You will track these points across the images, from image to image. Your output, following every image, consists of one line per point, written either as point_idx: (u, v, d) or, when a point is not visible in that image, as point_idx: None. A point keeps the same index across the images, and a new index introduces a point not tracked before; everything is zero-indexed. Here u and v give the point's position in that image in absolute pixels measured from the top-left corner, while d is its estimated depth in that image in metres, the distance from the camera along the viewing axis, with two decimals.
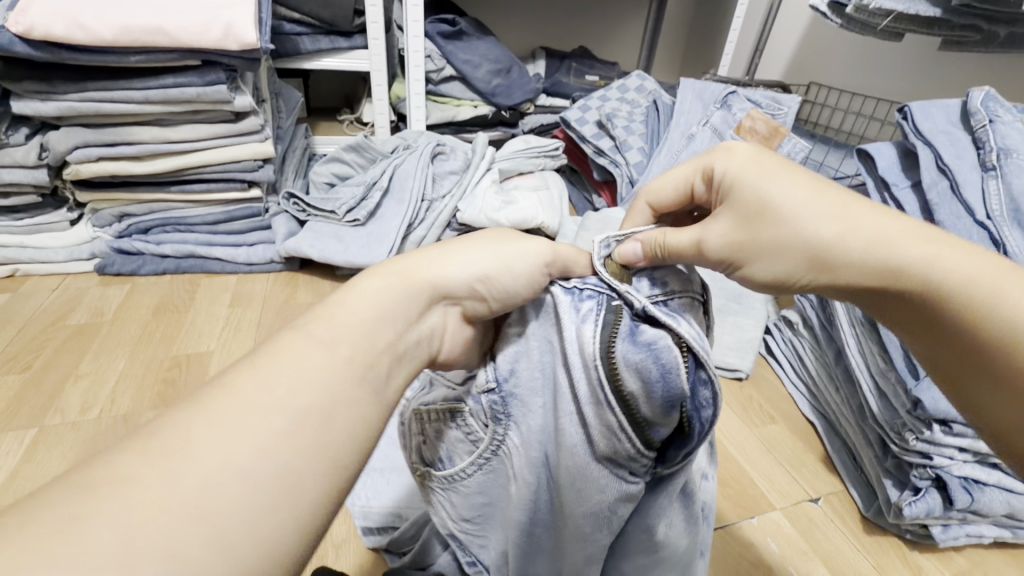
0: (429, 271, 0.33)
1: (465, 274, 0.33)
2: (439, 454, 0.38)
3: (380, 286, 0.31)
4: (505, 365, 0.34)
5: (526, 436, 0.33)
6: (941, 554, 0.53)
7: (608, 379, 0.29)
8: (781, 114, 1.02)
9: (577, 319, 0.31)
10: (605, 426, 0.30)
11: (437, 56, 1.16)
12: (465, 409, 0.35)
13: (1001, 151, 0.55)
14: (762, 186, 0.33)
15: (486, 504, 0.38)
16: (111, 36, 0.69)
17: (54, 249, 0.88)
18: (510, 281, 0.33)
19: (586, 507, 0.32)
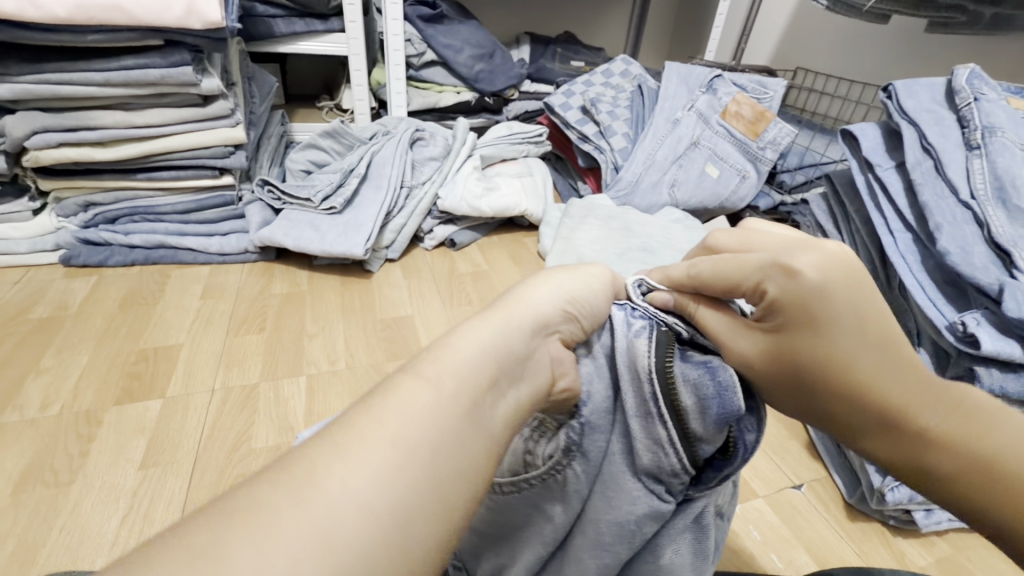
0: (523, 304, 0.33)
1: (557, 300, 0.34)
2: None
3: (484, 322, 0.30)
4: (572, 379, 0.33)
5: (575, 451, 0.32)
6: (924, 540, 0.52)
7: (663, 392, 0.30)
8: (766, 99, 1.01)
9: (631, 334, 0.32)
10: (652, 439, 0.30)
11: (417, 40, 1.12)
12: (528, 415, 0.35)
13: (986, 129, 0.54)
14: (813, 326, 0.29)
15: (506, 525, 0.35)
16: (65, 13, 0.66)
17: (16, 239, 0.84)
18: (594, 302, 0.35)
19: (608, 519, 0.31)
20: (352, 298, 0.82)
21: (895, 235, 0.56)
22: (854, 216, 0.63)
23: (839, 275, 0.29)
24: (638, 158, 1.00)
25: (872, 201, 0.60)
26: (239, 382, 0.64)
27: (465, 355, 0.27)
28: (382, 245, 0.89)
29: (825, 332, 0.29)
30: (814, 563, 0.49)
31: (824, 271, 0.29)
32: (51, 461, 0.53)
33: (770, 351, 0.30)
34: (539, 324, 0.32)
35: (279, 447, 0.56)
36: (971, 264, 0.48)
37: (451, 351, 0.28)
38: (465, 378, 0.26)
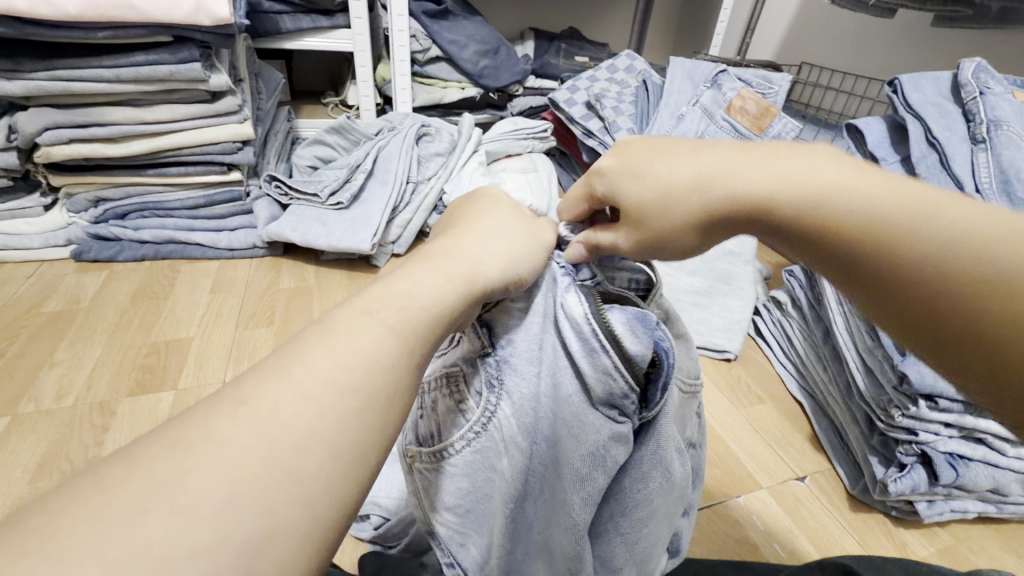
0: (475, 259, 0.31)
1: (498, 264, 0.31)
2: (432, 428, 0.35)
3: (434, 273, 0.29)
4: (501, 334, 0.33)
5: (518, 404, 0.32)
6: (926, 530, 0.53)
7: (600, 328, 0.30)
8: (772, 93, 1.01)
9: (558, 290, 0.33)
10: (600, 371, 0.30)
11: (422, 36, 1.12)
12: (461, 373, 0.34)
13: (992, 123, 0.54)
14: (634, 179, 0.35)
15: (474, 493, 0.33)
16: (77, 10, 0.66)
17: (29, 235, 0.86)
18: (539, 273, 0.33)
19: (579, 455, 0.31)
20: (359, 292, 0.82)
21: None
22: None
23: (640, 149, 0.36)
24: None
25: None
26: None
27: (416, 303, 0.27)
28: (388, 240, 0.89)
29: (649, 172, 0.34)
30: (816, 552, 0.50)
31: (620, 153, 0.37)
32: (66, 451, 0.54)
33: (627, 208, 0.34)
34: (485, 295, 0.30)
35: None
36: None
37: (405, 299, 0.27)
38: (413, 331, 0.26)
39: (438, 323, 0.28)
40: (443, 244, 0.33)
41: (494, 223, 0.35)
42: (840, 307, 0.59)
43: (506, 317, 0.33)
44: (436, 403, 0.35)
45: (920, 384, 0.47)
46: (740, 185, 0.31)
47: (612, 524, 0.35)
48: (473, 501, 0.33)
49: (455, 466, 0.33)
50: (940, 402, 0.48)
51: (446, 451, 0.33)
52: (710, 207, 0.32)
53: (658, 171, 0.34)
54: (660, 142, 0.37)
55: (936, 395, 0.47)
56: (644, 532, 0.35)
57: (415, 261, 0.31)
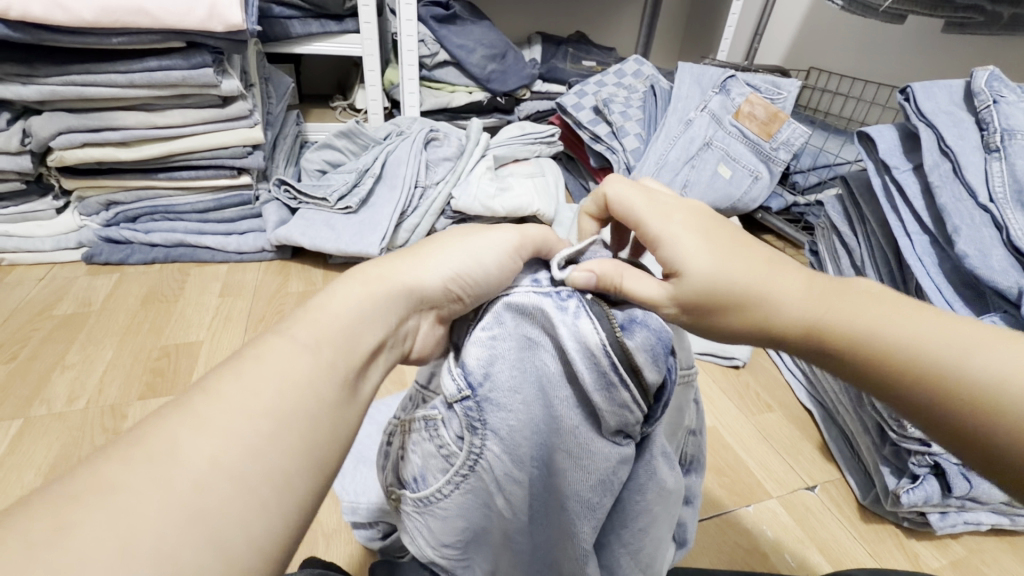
0: (405, 273, 0.32)
1: (442, 273, 0.32)
2: (413, 473, 0.35)
3: (359, 291, 0.30)
4: (477, 367, 0.31)
5: (507, 440, 0.31)
6: (938, 542, 0.53)
7: (621, 359, 0.28)
8: (780, 99, 0.99)
9: (567, 316, 0.29)
10: (618, 404, 0.29)
11: (430, 41, 1.13)
12: (437, 418, 0.33)
13: (1006, 132, 0.54)
14: (717, 261, 0.31)
15: (468, 527, 0.35)
16: (92, 16, 0.67)
17: (41, 237, 0.86)
18: (487, 281, 0.32)
19: (589, 484, 0.31)
20: None
21: (912, 237, 0.56)
22: (871, 218, 0.63)
23: (711, 229, 0.33)
24: (650, 158, 1.01)
25: (888, 203, 0.60)
26: None
27: (338, 319, 0.28)
28: (396, 244, 0.91)
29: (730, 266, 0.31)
30: (828, 563, 0.49)
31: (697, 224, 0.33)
32: (78, 454, 0.55)
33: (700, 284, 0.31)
34: (422, 302, 0.32)
35: None
36: (990, 267, 0.48)
37: (325, 315, 0.28)
38: (344, 345, 0.27)
39: (367, 333, 0.29)
40: (383, 260, 0.33)
41: (433, 241, 0.35)
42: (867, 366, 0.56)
43: (476, 348, 0.31)
44: (415, 448, 0.35)
45: None
46: (794, 305, 0.30)
47: (617, 539, 0.35)
48: (475, 529, 0.35)
49: (446, 504, 0.34)
50: None
51: (433, 496, 0.34)
52: (780, 323, 0.30)
53: (739, 264, 0.31)
54: (717, 223, 0.34)
55: None
56: (651, 542, 0.35)
57: (347, 272, 0.32)
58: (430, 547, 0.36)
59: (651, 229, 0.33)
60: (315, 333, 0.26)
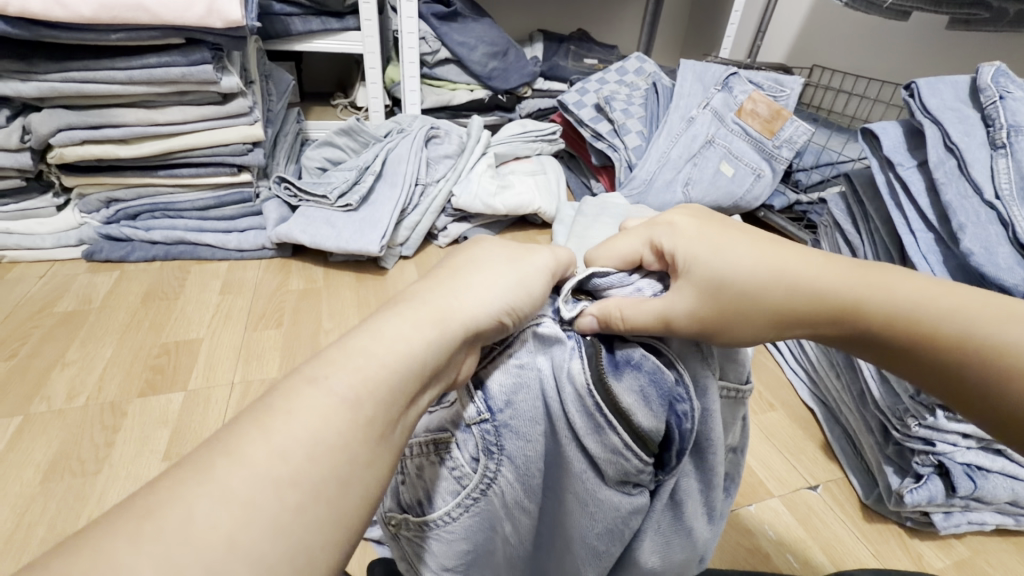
0: (454, 304, 0.28)
1: (495, 304, 0.29)
2: (423, 495, 0.33)
3: (401, 323, 0.26)
4: (499, 394, 0.30)
5: (523, 469, 0.30)
6: (942, 542, 0.52)
7: (605, 402, 0.27)
8: (783, 96, 0.99)
9: (568, 353, 0.29)
10: (610, 448, 0.28)
11: (431, 38, 1.12)
12: (453, 440, 0.31)
13: (1012, 128, 0.53)
14: (714, 254, 0.31)
15: (477, 551, 0.33)
16: (91, 13, 0.67)
17: (41, 235, 0.86)
18: (533, 304, 0.30)
19: (596, 532, 0.31)
20: (367, 294, 0.82)
21: (916, 234, 0.56)
22: (875, 216, 0.62)
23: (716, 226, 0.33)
24: (652, 156, 1.00)
25: (892, 200, 0.60)
26: (259, 376, 0.65)
27: (382, 369, 0.24)
28: (396, 242, 0.89)
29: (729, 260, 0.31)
30: (830, 563, 0.49)
31: (692, 221, 0.33)
32: (78, 451, 0.55)
33: (699, 279, 0.30)
34: (467, 334, 0.28)
35: None
36: (996, 265, 0.47)
37: (364, 358, 0.24)
38: (377, 396, 0.23)
39: (410, 379, 0.25)
40: (421, 287, 0.30)
41: (477, 260, 0.32)
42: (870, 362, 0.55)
43: (501, 375, 0.30)
44: (426, 471, 0.32)
45: None
46: (824, 283, 0.29)
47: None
48: (482, 555, 0.33)
49: (454, 530, 0.31)
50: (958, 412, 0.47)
51: (442, 519, 0.32)
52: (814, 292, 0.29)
53: (737, 256, 0.31)
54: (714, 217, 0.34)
55: None
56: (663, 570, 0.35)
57: (394, 304, 0.28)
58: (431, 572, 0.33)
59: (642, 234, 0.34)
60: (351, 386, 0.23)
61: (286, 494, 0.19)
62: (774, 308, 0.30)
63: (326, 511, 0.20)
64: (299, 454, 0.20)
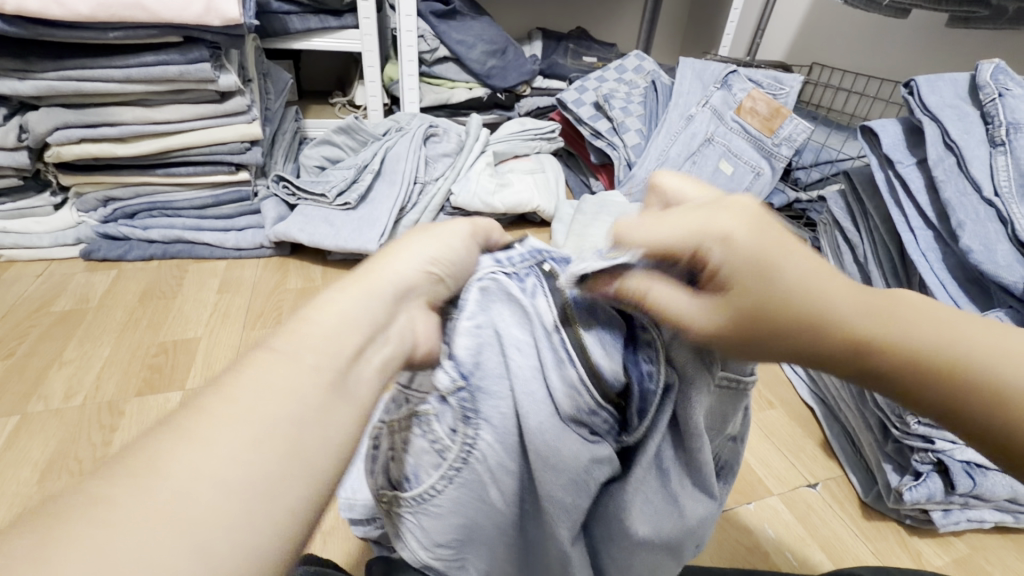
0: (389, 271, 0.29)
1: (418, 263, 0.30)
2: (405, 471, 0.32)
3: (346, 295, 0.27)
4: (466, 356, 0.29)
5: (501, 428, 0.30)
6: (940, 539, 0.52)
7: (572, 337, 0.29)
8: (783, 94, 0.99)
9: (526, 294, 0.29)
10: (569, 383, 0.28)
11: (430, 36, 1.12)
12: (428, 412, 0.31)
13: (1011, 125, 0.53)
14: (769, 271, 0.24)
15: (467, 527, 0.32)
16: (88, 11, 0.67)
17: (39, 234, 0.86)
18: (463, 264, 0.32)
19: (560, 486, 0.29)
20: None
21: (915, 232, 0.55)
22: (874, 214, 0.62)
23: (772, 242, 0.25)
24: (651, 154, 1.00)
25: (892, 198, 0.59)
26: None
27: (332, 328, 0.25)
28: None
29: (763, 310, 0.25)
30: (829, 561, 0.49)
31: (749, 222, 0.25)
32: (75, 451, 0.54)
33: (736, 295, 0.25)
34: (404, 294, 0.29)
35: None
36: (995, 263, 0.47)
37: (310, 325, 0.25)
38: (326, 350, 0.24)
39: (353, 333, 0.25)
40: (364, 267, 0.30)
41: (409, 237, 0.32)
42: None
43: (463, 337, 0.29)
44: (408, 446, 0.32)
45: None
46: (852, 316, 0.25)
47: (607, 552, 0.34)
48: (468, 531, 0.33)
49: (437, 500, 0.31)
50: None
51: (427, 494, 0.32)
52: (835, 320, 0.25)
53: (790, 273, 0.24)
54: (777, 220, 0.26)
55: None
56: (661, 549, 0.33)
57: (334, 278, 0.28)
58: (423, 550, 0.34)
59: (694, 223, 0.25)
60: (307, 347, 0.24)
61: (250, 448, 0.20)
62: (799, 346, 0.25)
63: (293, 458, 0.20)
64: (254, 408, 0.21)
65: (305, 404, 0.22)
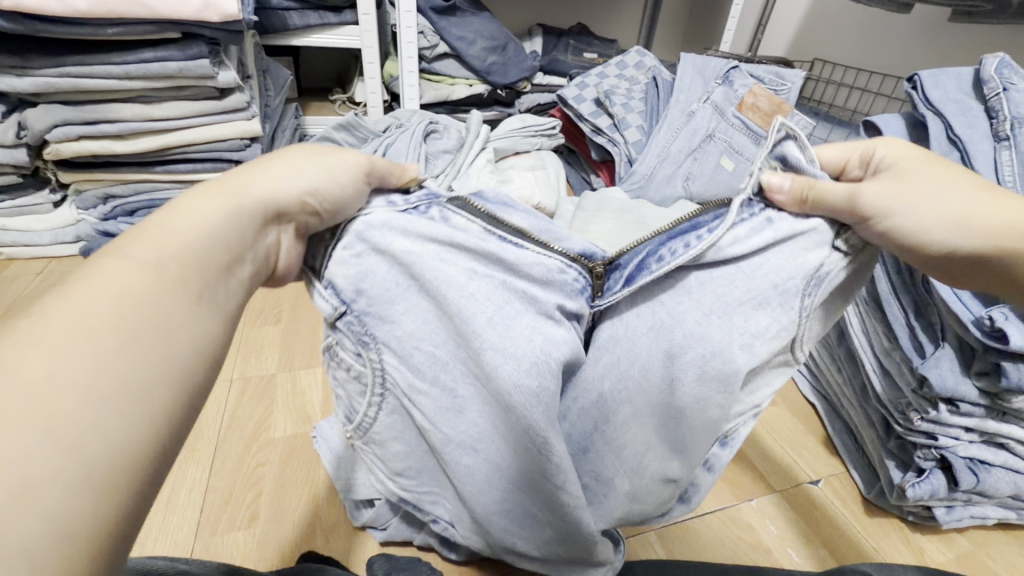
0: (256, 186, 0.29)
1: (293, 186, 0.29)
2: (343, 407, 0.39)
3: (195, 211, 0.26)
4: (346, 284, 0.33)
5: (399, 350, 0.33)
6: (943, 535, 0.52)
7: (498, 225, 0.30)
8: (783, 90, 0.99)
9: (432, 217, 0.31)
10: (530, 275, 0.30)
11: (429, 32, 1.11)
12: (333, 342, 0.36)
13: (1016, 120, 0.53)
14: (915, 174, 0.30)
15: (409, 453, 0.39)
16: (86, 7, 0.66)
17: (38, 231, 0.86)
18: (338, 193, 0.30)
19: (520, 373, 0.30)
20: None
21: None
22: None
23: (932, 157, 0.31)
24: (652, 151, 1.00)
25: None
26: (257, 373, 0.65)
27: (183, 238, 0.25)
28: None
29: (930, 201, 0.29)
30: (833, 558, 0.49)
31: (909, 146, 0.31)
32: None
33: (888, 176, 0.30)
34: (275, 212, 0.29)
35: (298, 436, 0.57)
36: None
37: (164, 231, 0.25)
38: (182, 258, 0.24)
39: (214, 248, 0.26)
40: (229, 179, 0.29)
41: (279, 157, 0.31)
42: (854, 305, 0.56)
43: (341, 267, 0.32)
44: (334, 382, 0.39)
45: (941, 388, 0.46)
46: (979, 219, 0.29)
47: (593, 440, 0.35)
48: (420, 453, 0.38)
49: (375, 424, 0.38)
50: (960, 405, 0.46)
51: (364, 421, 0.38)
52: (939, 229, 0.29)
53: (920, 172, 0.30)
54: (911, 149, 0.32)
55: (957, 400, 0.45)
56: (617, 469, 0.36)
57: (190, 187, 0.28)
58: (389, 479, 0.41)
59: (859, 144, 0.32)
60: (157, 249, 0.24)
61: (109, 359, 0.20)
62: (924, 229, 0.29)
63: (157, 349, 0.22)
64: (109, 305, 0.21)
65: (160, 305, 0.23)
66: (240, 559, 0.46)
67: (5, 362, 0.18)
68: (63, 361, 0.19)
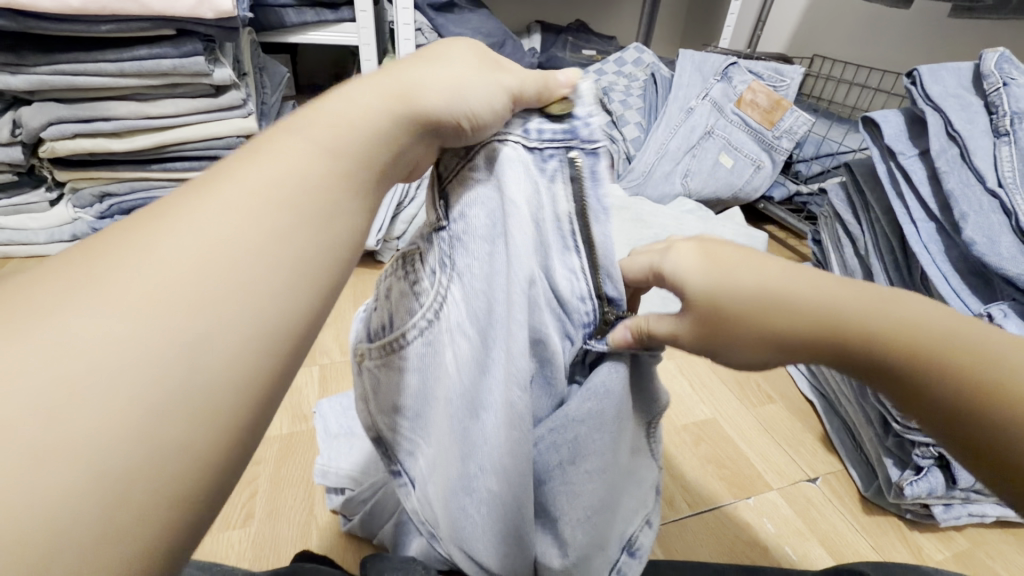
0: (421, 80, 0.27)
1: (444, 91, 0.27)
2: (380, 322, 0.33)
3: (366, 94, 0.27)
4: (460, 210, 0.29)
5: (468, 288, 0.30)
6: (942, 534, 0.52)
7: (580, 227, 0.29)
8: (783, 86, 0.98)
9: (544, 179, 0.28)
10: (570, 269, 0.29)
11: (427, 29, 1.11)
12: (417, 253, 0.31)
13: (1015, 115, 0.52)
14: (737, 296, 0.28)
15: (422, 394, 0.34)
16: (80, 4, 0.66)
17: (34, 230, 0.86)
18: (488, 116, 0.27)
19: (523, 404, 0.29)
20: (363, 290, 0.81)
21: (918, 225, 0.55)
22: (876, 206, 0.61)
23: (718, 253, 0.29)
24: (651, 148, 0.99)
25: (893, 189, 0.59)
26: None
27: (343, 120, 0.26)
28: (394, 236, 0.88)
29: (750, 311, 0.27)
30: (829, 556, 0.48)
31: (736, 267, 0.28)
32: None
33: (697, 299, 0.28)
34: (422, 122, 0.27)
35: (292, 435, 0.57)
36: (999, 254, 0.46)
37: (332, 117, 0.25)
38: (333, 155, 0.25)
39: (371, 146, 0.26)
40: (400, 69, 0.28)
41: (444, 49, 0.29)
42: None
43: (463, 190, 0.29)
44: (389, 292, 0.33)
45: None
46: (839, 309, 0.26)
47: (559, 476, 0.32)
48: (415, 397, 0.34)
49: (393, 362, 0.33)
50: None
51: (396, 343, 0.33)
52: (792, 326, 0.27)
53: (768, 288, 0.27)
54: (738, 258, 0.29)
55: None
56: (576, 518, 0.32)
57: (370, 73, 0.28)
58: (381, 417, 0.36)
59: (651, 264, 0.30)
60: (331, 131, 0.25)
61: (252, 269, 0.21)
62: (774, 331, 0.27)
63: (290, 251, 0.22)
64: (271, 189, 0.23)
65: (300, 213, 0.23)
66: (232, 558, 0.45)
67: (189, 227, 0.21)
68: (232, 238, 0.21)
